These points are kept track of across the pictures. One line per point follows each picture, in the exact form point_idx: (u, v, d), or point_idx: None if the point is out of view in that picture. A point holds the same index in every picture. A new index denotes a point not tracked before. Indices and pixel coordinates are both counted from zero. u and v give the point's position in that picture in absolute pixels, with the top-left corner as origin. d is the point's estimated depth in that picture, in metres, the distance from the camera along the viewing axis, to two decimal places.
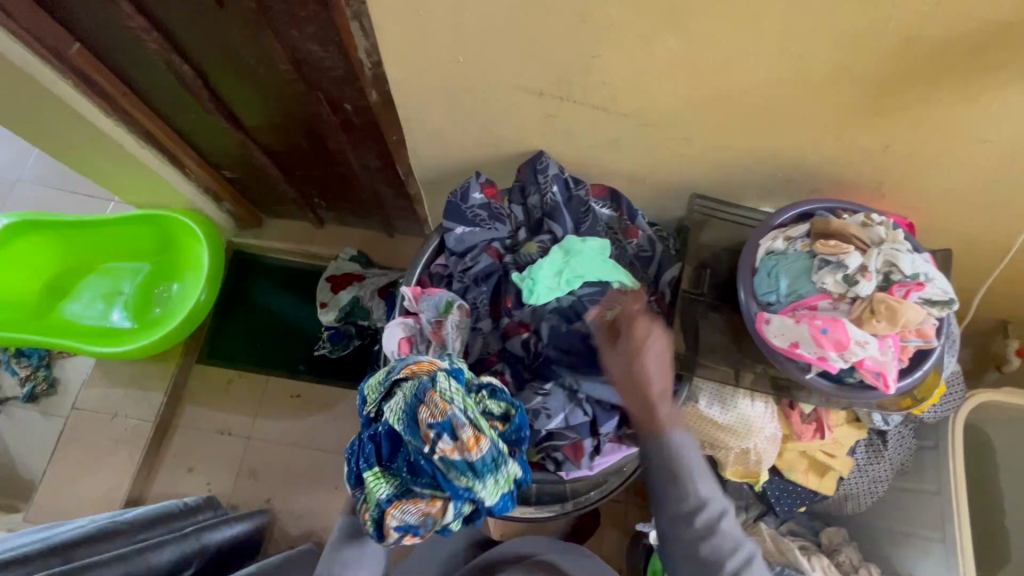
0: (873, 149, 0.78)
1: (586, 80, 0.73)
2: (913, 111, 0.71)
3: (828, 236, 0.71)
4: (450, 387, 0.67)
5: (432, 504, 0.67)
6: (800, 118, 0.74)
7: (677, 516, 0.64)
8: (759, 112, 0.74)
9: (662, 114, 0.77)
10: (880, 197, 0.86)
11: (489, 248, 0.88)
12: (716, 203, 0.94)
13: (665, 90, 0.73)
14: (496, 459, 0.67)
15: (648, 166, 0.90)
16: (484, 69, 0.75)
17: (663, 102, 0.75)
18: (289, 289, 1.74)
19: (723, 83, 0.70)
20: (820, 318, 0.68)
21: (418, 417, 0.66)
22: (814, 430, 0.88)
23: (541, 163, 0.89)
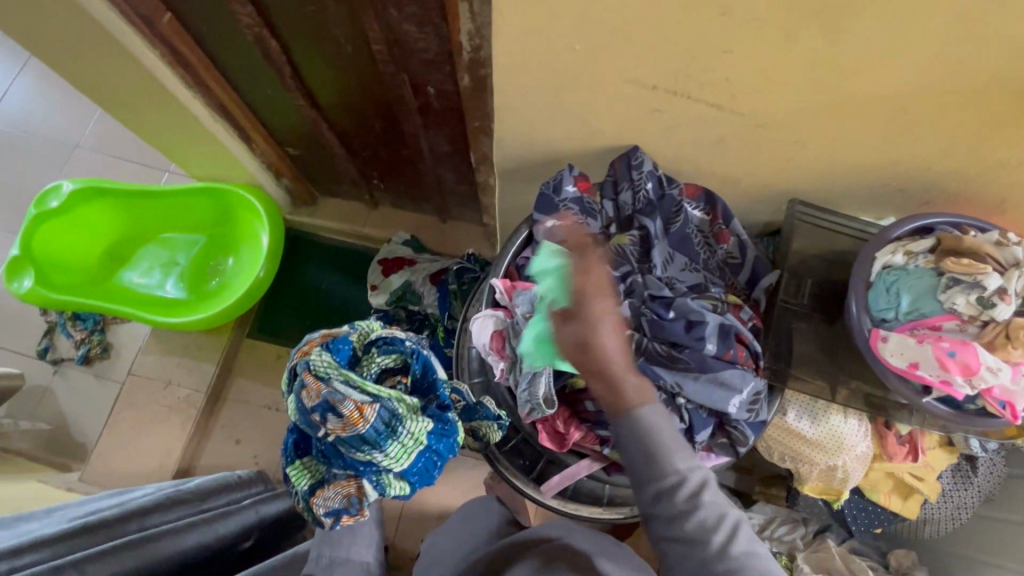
0: (1005, 163, 0.74)
1: (710, 75, 0.70)
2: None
3: (958, 254, 0.68)
4: (326, 362, 0.68)
5: (348, 485, 0.72)
6: (932, 125, 0.71)
7: (658, 495, 0.59)
8: (889, 116, 0.71)
9: (783, 114, 0.74)
10: (998, 213, 0.82)
11: None
12: (815, 210, 0.88)
13: (793, 89, 0.69)
14: (389, 423, 0.67)
15: (750, 169, 0.86)
16: (601, 59, 0.72)
17: (788, 101, 0.72)
18: (340, 270, 1.74)
19: (860, 84, 0.67)
20: (947, 340, 0.65)
21: (303, 404, 0.67)
22: (907, 452, 0.85)
23: (636, 158, 0.86)
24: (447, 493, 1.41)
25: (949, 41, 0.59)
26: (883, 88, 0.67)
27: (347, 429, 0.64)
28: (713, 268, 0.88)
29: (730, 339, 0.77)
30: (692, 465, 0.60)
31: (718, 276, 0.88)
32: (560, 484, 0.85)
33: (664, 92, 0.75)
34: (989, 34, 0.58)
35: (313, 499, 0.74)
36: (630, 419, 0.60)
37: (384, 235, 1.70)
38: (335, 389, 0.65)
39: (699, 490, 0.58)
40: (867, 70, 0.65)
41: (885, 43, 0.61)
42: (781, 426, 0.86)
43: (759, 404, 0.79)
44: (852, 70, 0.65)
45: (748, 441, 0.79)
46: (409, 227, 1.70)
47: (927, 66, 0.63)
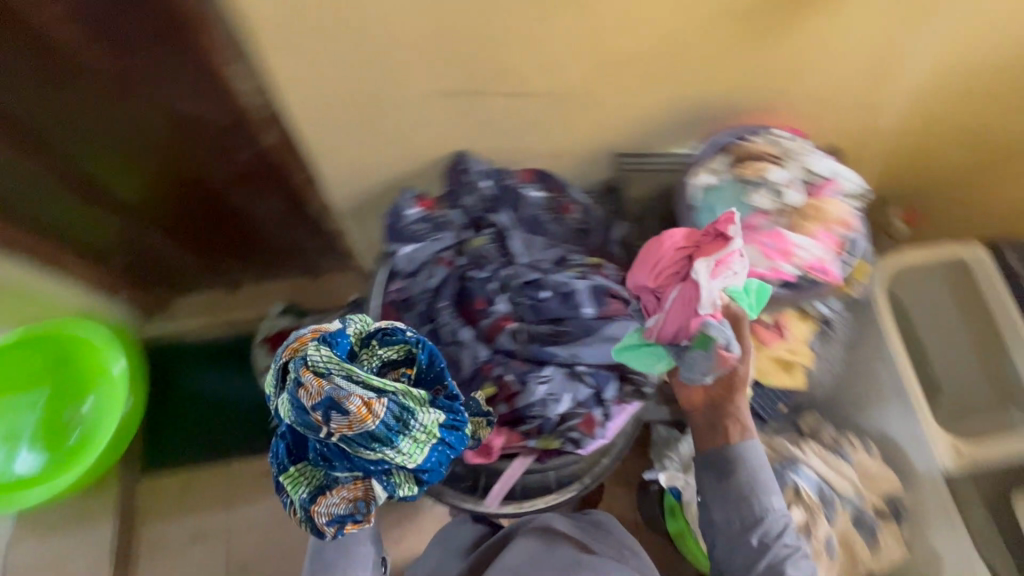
0: (753, 73, 0.86)
1: (484, 56, 0.75)
2: (783, 26, 0.79)
3: (748, 161, 0.79)
4: (324, 357, 0.67)
5: (355, 488, 0.72)
6: (684, 59, 0.81)
7: (746, 522, 0.77)
8: (645, 62, 0.80)
9: (562, 82, 0.81)
10: (772, 115, 0.94)
11: (440, 259, 0.86)
12: (637, 158, 0.97)
13: (561, 51, 0.76)
14: (400, 417, 0.67)
15: (566, 141, 0.92)
16: (382, 67, 0.75)
17: (559, 72, 0.79)
18: (215, 364, 1.55)
19: (610, 33, 0.75)
20: (765, 234, 0.75)
21: (301, 404, 0.65)
22: (775, 333, 0.98)
23: (462, 164, 0.90)
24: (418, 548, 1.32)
25: None
26: (626, 40, 0.76)
27: (356, 426, 0.64)
28: (571, 237, 0.92)
29: (602, 297, 0.82)
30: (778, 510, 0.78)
31: (576, 244, 0.91)
32: (502, 491, 0.85)
33: (455, 86, 0.79)
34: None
35: (315, 508, 0.72)
36: (738, 449, 0.79)
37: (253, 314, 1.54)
38: (337, 386, 0.64)
39: (771, 523, 0.76)
40: (610, 20, 0.73)
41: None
42: None
43: None
44: (598, 22, 0.73)
45: (649, 381, 0.83)
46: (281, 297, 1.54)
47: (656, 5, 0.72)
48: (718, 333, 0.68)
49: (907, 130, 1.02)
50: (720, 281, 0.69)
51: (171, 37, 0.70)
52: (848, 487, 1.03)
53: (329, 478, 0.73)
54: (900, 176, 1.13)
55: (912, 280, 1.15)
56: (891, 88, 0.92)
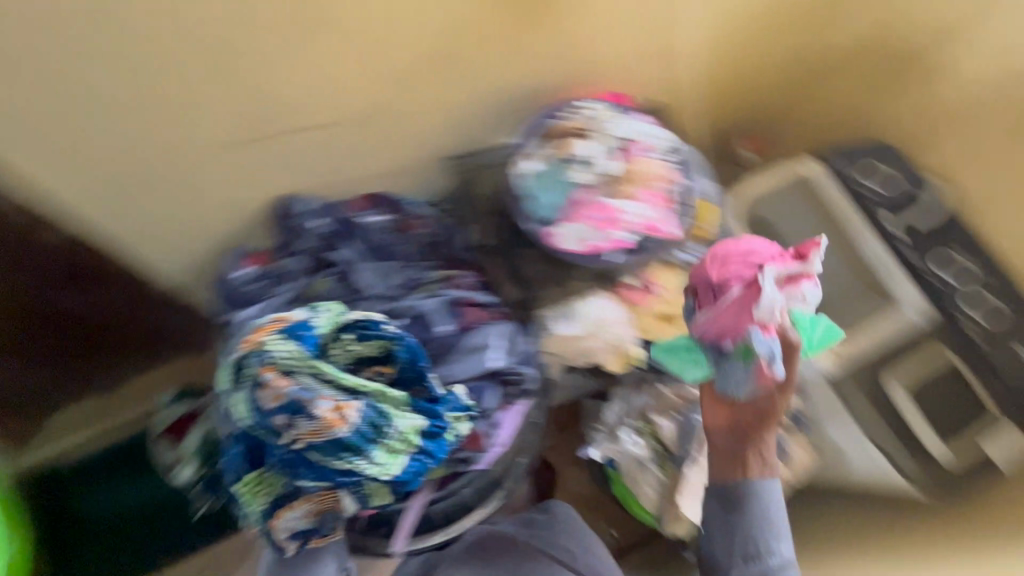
0: (535, 49, 0.88)
1: (248, 87, 0.75)
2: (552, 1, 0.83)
3: (561, 140, 0.80)
4: (290, 355, 0.66)
5: (323, 499, 0.67)
6: (454, 52, 0.83)
7: (746, 559, 0.72)
8: (416, 62, 0.81)
9: (340, 98, 0.80)
10: (584, 85, 0.95)
11: (286, 314, 0.81)
12: (466, 154, 0.93)
13: (345, 59, 0.77)
14: (376, 424, 0.66)
15: (383, 159, 0.89)
16: (160, 119, 0.73)
17: (331, 91, 0.79)
18: None
19: (386, 31, 0.77)
20: (592, 208, 0.77)
21: (260, 404, 0.64)
22: (643, 290, 0.97)
23: (286, 210, 0.86)
24: None
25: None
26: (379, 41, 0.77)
27: (322, 433, 0.63)
28: (421, 255, 0.88)
29: (455, 308, 0.83)
30: (784, 550, 0.72)
31: (426, 261, 0.87)
32: (410, 526, 0.82)
33: (248, 115, 0.77)
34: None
35: (274, 518, 0.68)
36: (757, 480, 0.73)
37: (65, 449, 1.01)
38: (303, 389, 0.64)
39: (772, 562, 0.71)
40: (382, 18, 0.75)
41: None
42: (549, 341, 0.92)
43: (515, 341, 0.84)
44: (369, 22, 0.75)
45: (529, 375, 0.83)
46: None
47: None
48: (762, 346, 0.67)
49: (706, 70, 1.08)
50: (784, 297, 0.68)
51: None
52: None
53: (289, 489, 0.68)
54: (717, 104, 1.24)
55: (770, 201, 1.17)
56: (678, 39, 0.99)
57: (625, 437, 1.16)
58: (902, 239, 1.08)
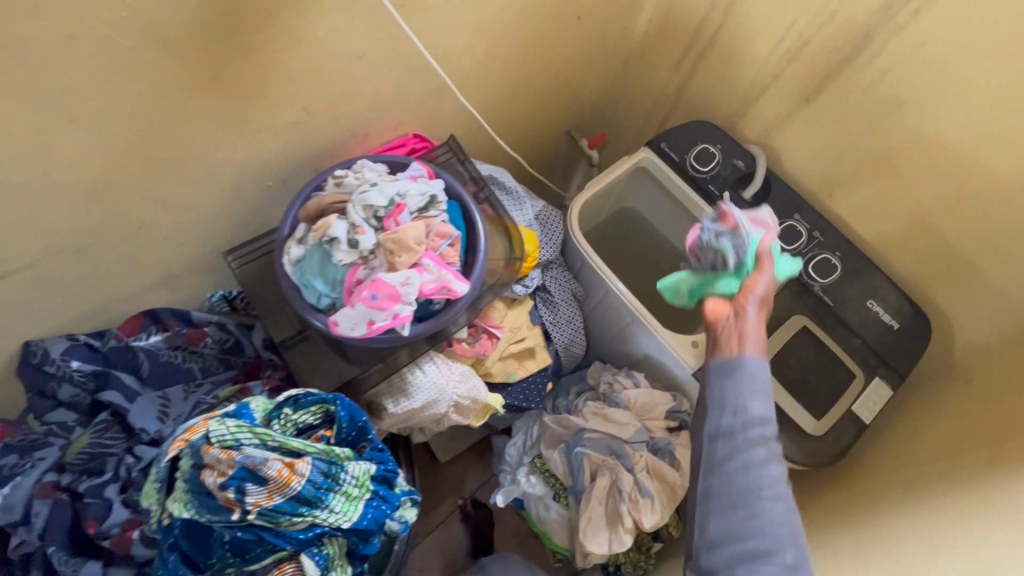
0: (296, 124, 0.76)
1: None
2: (261, 73, 0.66)
3: (321, 216, 0.70)
4: (231, 429, 0.63)
5: (283, 572, 0.67)
6: (189, 156, 0.69)
7: (732, 424, 0.65)
8: (140, 180, 0.67)
9: (53, 241, 0.66)
10: (364, 136, 0.86)
11: (40, 488, 0.67)
12: (251, 245, 0.82)
13: (3, 220, 0.61)
14: (330, 475, 0.66)
15: (146, 274, 0.78)
16: None
17: (35, 238, 0.64)
18: None
19: (40, 178, 0.60)
20: (364, 288, 0.67)
21: (206, 485, 0.61)
22: (487, 338, 0.92)
23: (32, 355, 0.72)
24: None
25: (37, 127, 0.56)
26: (78, 175, 0.62)
27: (278, 492, 0.62)
28: (216, 368, 0.80)
29: None
30: (768, 408, 0.65)
31: (222, 373, 0.80)
32: None
33: None
34: (37, 82, 0.53)
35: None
36: (737, 353, 0.68)
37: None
38: (251, 454, 0.61)
39: (756, 421, 0.65)
40: (44, 160, 0.59)
41: None
42: (390, 419, 0.86)
43: None
44: (5, 178, 0.58)
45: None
46: None
47: (61, 132, 0.58)
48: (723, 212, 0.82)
49: (512, 90, 1.01)
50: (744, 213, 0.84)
51: None
52: (630, 429, 1.03)
53: (244, 572, 0.67)
54: (545, 107, 1.14)
55: (601, 204, 1.20)
56: (455, 63, 0.86)
57: (523, 477, 1.10)
58: None
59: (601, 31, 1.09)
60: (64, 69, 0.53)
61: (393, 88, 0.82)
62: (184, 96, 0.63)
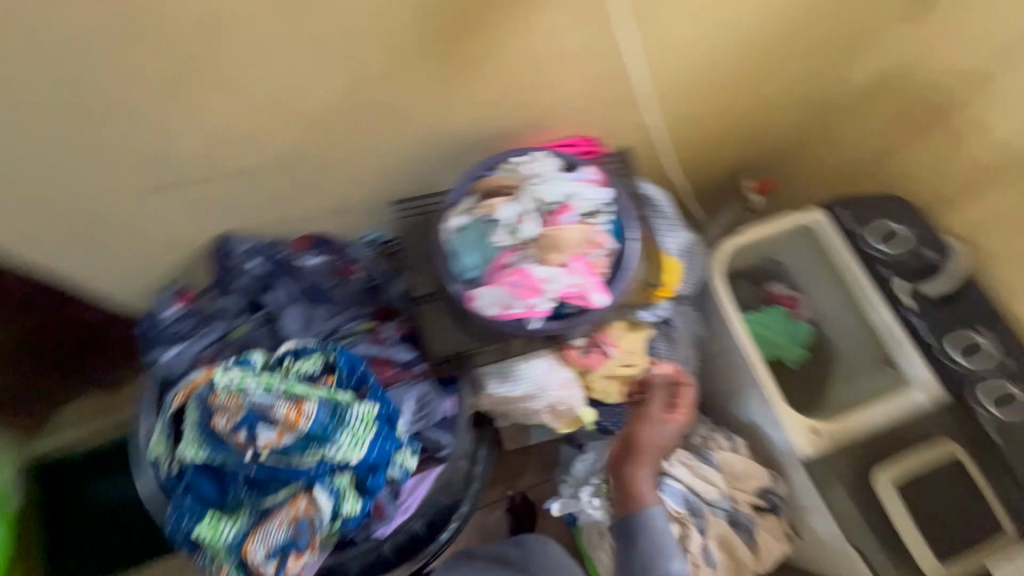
0: (493, 101, 0.80)
1: (183, 144, 0.71)
2: (477, 52, 0.71)
3: (490, 195, 0.74)
4: (238, 378, 0.70)
5: (296, 505, 0.69)
6: (402, 108, 0.76)
7: None
8: (360, 120, 0.75)
9: (280, 151, 0.76)
10: (546, 130, 0.89)
11: (206, 357, 0.81)
12: (419, 200, 0.90)
13: (253, 123, 0.72)
14: (335, 414, 0.69)
15: (331, 202, 0.87)
16: (99, 173, 0.72)
17: (267, 144, 0.75)
18: None
19: (291, 97, 0.70)
20: (510, 274, 0.70)
21: (219, 429, 0.68)
22: (599, 354, 0.91)
23: (226, 247, 0.85)
24: None
25: (308, 50, 0.65)
26: (316, 101, 0.71)
27: (286, 432, 0.67)
28: (358, 301, 0.87)
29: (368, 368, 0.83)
30: None
31: (363, 307, 0.87)
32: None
33: (176, 169, 0.75)
34: (322, 14, 0.62)
35: (246, 546, 0.69)
36: None
37: (78, 435, 1.13)
38: (258, 398, 0.68)
39: None
40: (299, 80, 0.68)
41: (263, 54, 0.64)
42: (487, 400, 0.87)
43: (431, 405, 0.83)
44: (269, 89, 0.68)
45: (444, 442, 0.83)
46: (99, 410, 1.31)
47: (321, 62, 0.67)
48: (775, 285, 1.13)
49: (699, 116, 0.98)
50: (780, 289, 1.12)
51: None
52: (715, 492, 0.97)
53: (260, 511, 0.71)
54: (724, 141, 1.09)
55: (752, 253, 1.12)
56: (648, 80, 0.86)
57: (585, 496, 1.06)
58: (909, 308, 0.99)
59: (805, 78, 1.02)
60: (344, 9, 0.62)
61: (591, 89, 0.83)
62: (422, 55, 0.69)
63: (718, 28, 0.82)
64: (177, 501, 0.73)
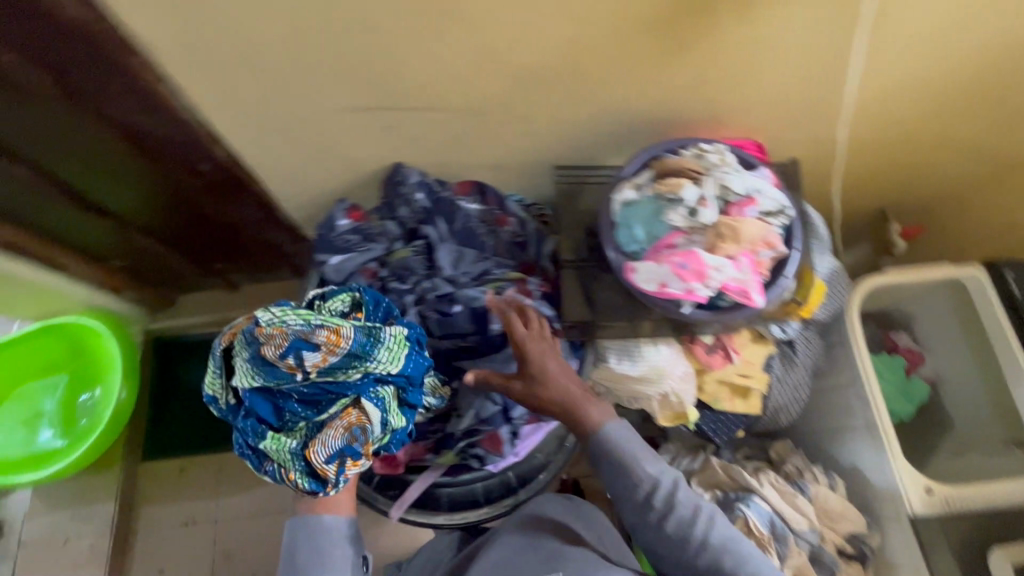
0: (691, 86, 0.80)
1: (405, 79, 0.75)
2: (704, 35, 0.71)
3: (669, 176, 0.75)
4: (278, 312, 0.69)
5: (347, 414, 0.71)
6: (606, 78, 0.77)
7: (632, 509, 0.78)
8: (565, 83, 0.78)
9: (484, 101, 0.80)
10: (721, 125, 0.89)
11: (366, 269, 0.89)
12: (579, 170, 0.95)
13: (476, 70, 0.74)
14: (371, 334, 0.72)
15: (500, 155, 0.92)
16: (323, 90, 0.77)
17: (476, 93, 0.78)
18: (200, 356, 1.63)
19: (519, 52, 0.72)
20: (677, 254, 0.71)
21: (268, 357, 0.67)
22: (722, 357, 0.92)
23: (400, 175, 0.91)
24: None
25: (557, 9, 0.66)
26: (538, 59, 0.73)
27: (332, 352, 0.68)
28: (504, 252, 0.92)
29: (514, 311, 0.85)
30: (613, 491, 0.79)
31: (508, 259, 0.92)
32: (414, 495, 0.88)
33: (388, 100, 0.79)
34: None
35: (308, 458, 0.70)
36: None
37: (203, 319, 1.62)
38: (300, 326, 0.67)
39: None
40: (533, 38, 0.70)
41: (517, 9, 0.66)
42: (605, 372, 0.90)
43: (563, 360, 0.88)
44: (504, 43, 0.70)
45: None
46: (205, 308, 1.63)
47: (562, 23, 0.68)
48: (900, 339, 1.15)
49: (879, 143, 0.95)
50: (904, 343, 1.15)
51: (98, 66, 0.69)
52: (803, 523, 0.95)
53: (315, 427, 0.72)
54: (893, 176, 1.04)
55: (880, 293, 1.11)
56: (847, 97, 0.84)
57: None
58: None
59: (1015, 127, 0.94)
60: None
61: (788, 94, 0.82)
62: (652, 30, 0.70)
63: (950, 58, 0.78)
64: (238, 429, 0.72)
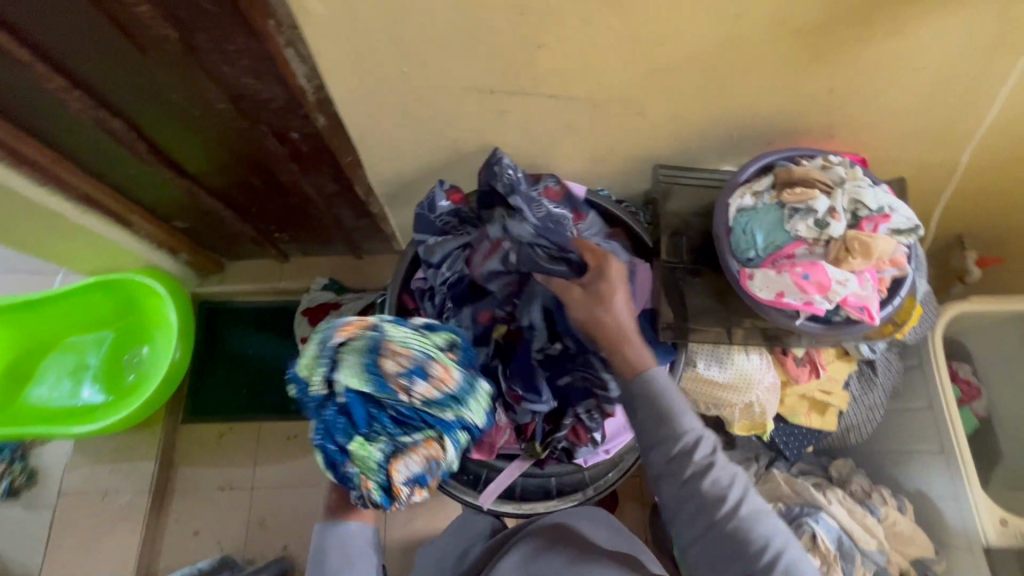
0: (818, 94, 0.79)
1: (540, 65, 0.74)
2: (852, 42, 0.70)
3: (793, 185, 0.73)
4: (404, 332, 0.67)
5: (431, 446, 0.66)
6: (737, 80, 0.76)
7: (671, 456, 0.66)
8: (695, 82, 0.77)
9: (611, 92, 0.79)
10: (832, 136, 0.88)
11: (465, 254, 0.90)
12: (677, 169, 0.94)
13: (614, 62, 0.73)
14: (472, 382, 0.71)
15: (605, 147, 0.91)
16: (454, 70, 0.76)
17: (605, 84, 0.77)
18: (246, 322, 1.61)
19: (665, 47, 0.71)
20: (799, 265, 0.70)
21: (386, 371, 0.64)
22: (809, 370, 0.91)
23: (496, 160, 0.86)
24: (422, 514, 1.37)
25: (717, 7, 0.65)
26: (679, 54, 0.72)
27: (440, 389, 0.67)
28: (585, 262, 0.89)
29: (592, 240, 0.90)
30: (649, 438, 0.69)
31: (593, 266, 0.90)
32: (499, 489, 0.89)
33: (515, 84, 0.78)
34: None
35: (389, 476, 0.63)
36: None
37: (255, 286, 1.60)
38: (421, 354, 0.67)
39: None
40: (683, 34, 0.69)
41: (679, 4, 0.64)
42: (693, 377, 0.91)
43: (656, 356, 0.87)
44: (653, 37, 0.69)
45: (614, 386, 0.86)
46: (252, 278, 1.61)
47: (718, 22, 0.67)
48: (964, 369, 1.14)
49: (984, 168, 0.93)
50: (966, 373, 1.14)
51: (237, 26, 0.68)
52: (871, 542, 0.95)
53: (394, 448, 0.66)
54: (987, 203, 1.03)
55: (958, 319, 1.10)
56: (968, 118, 0.83)
57: None
58: None
59: None
60: None
61: (911, 110, 0.81)
62: (801, 35, 0.69)
63: None
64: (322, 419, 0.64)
